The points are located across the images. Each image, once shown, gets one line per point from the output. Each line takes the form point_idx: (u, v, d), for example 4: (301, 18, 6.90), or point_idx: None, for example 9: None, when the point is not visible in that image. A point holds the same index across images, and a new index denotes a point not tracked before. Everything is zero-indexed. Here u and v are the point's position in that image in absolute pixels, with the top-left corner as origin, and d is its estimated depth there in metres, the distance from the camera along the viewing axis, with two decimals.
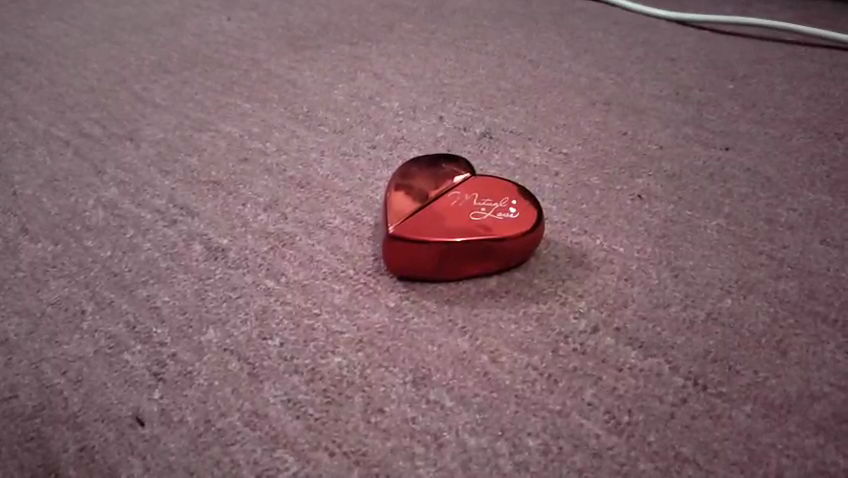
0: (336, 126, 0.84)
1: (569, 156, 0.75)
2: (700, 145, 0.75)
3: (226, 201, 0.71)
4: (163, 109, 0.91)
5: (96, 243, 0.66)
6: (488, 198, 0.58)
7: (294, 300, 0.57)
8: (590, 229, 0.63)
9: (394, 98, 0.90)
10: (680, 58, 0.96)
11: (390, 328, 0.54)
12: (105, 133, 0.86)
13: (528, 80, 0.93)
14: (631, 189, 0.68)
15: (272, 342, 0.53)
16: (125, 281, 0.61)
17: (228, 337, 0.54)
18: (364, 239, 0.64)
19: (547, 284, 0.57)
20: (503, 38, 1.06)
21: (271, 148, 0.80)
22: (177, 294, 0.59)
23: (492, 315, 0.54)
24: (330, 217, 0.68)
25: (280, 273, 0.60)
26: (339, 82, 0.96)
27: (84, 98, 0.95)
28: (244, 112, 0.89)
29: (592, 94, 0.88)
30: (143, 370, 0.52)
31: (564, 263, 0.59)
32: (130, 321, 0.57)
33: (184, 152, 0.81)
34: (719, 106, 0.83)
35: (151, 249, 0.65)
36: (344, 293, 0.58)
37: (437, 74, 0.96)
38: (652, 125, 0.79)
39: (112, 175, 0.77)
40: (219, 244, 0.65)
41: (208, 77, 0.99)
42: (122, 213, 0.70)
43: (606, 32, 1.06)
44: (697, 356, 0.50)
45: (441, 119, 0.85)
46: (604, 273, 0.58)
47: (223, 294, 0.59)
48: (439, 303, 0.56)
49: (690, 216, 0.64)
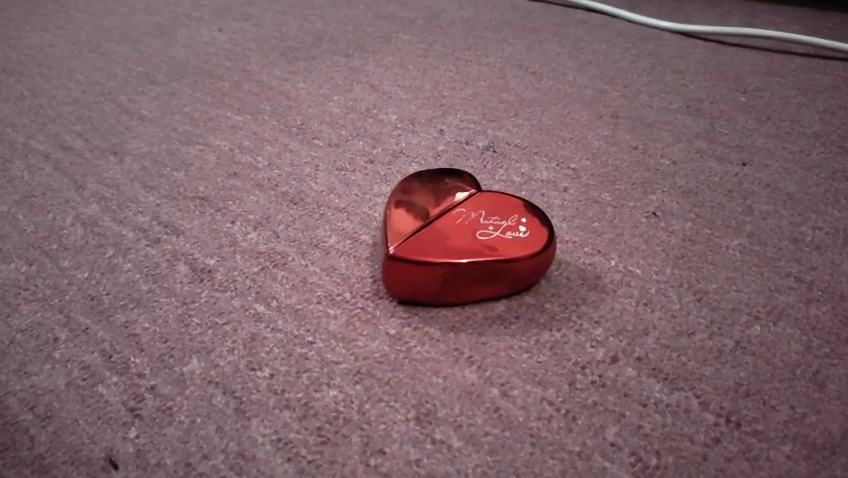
0: (332, 140, 0.80)
1: (577, 171, 0.71)
2: (715, 159, 0.71)
3: (213, 218, 0.67)
4: (150, 121, 0.87)
5: (73, 263, 0.62)
6: (495, 215, 0.54)
7: (286, 326, 0.53)
8: (603, 248, 0.59)
9: (391, 110, 0.86)
10: (688, 70, 0.93)
11: (391, 358, 0.49)
12: (87, 146, 0.82)
13: (531, 92, 0.89)
14: (645, 205, 0.64)
15: (261, 374, 0.49)
16: (103, 305, 0.56)
17: (213, 368, 0.50)
18: (361, 259, 0.60)
19: (560, 308, 0.52)
20: (504, 49, 1.02)
21: (262, 162, 0.76)
22: (158, 320, 0.54)
23: (501, 343, 0.50)
24: (325, 235, 0.63)
25: (271, 297, 0.56)
26: (334, 94, 0.92)
27: (67, 110, 0.90)
28: (234, 124, 0.85)
29: (598, 107, 0.84)
30: (119, 405, 0.47)
31: (578, 285, 0.55)
32: (106, 349, 0.52)
33: (169, 167, 0.76)
34: (732, 119, 0.80)
35: (132, 271, 0.60)
36: (340, 318, 0.53)
37: (437, 86, 0.93)
38: (663, 139, 0.76)
39: (93, 190, 0.72)
40: (205, 264, 0.60)
41: (197, 88, 0.95)
42: (102, 231, 0.66)
43: (610, 43, 1.02)
44: (728, 390, 0.46)
45: (441, 131, 0.81)
46: (621, 296, 0.53)
47: (209, 320, 0.54)
48: (444, 330, 0.51)
49: (710, 235, 0.60)
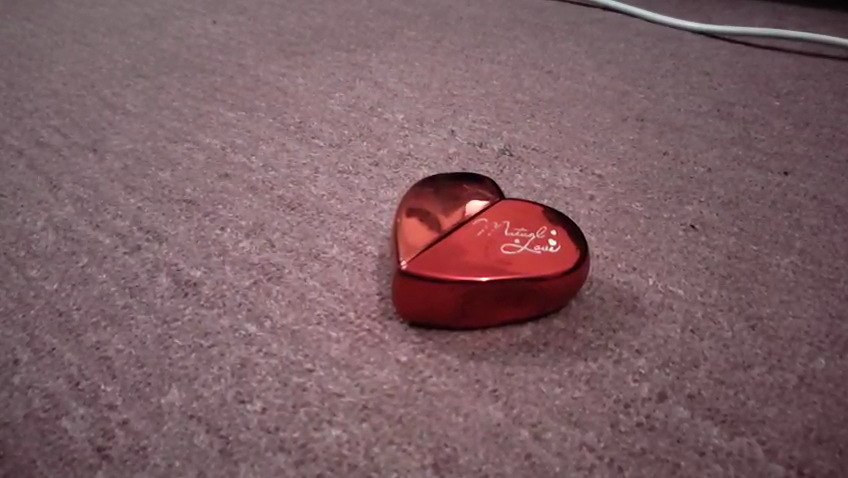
0: (333, 140, 0.74)
1: (603, 177, 0.64)
2: (754, 168, 0.65)
3: (201, 223, 0.60)
4: (135, 116, 0.80)
5: (41, 272, 0.55)
6: (521, 227, 0.48)
7: (281, 351, 0.46)
8: (639, 265, 0.52)
9: (397, 110, 0.80)
10: (715, 72, 0.87)
11: (403, 390, 0.43)
12: (65, 142, 0.75)
13: (547, 92, 0.83)
14: (681, 217, 0.58)
15: (252, 408, 0.42)
16: (71, 322, 0.50)
17: (195, 400, 0.43)
18: (367, 273, 0.53)
19: (596, 334, 0.46)
20: (516, 48, 0.96)
21: (256, 162, 0.70)
22: (134, 341, 0.48)
23: (530, 375, 0.43)
24: (325, 244, 0.57)
25: (264, 315, 0.49)
26: (335, 91, 0.85)
27: (46, 103, 0.83)
28: (227, 122, 0.78)
29: (622, 109, 0.78)
30: (84, 444, 0.41)
31: (614, 307, 0.48)
32: (72, 375, 0.45)
33: (154, 166, 0.69)
34: (767, 124, 0.74)
35: (107, 283, 0.53)
36: (344, 342, 0.46)
37: (446, 84, 0.86)
38: (695, 144, 0.70)
39: (69, 191, 0.66)
40: (190, 277, 0.53)
41: (188, 83, 0.88)
42: (76, 237, 0.59)
43: (629, 43, 0.96)
44: (796, 436, 0.39)
45: (452, 133, 0.74)
46: (663, 322, 0.47)
47: (192, 342, 0.47)
48: (463, 359, 0.45)
49: (757, 252, 0.54)
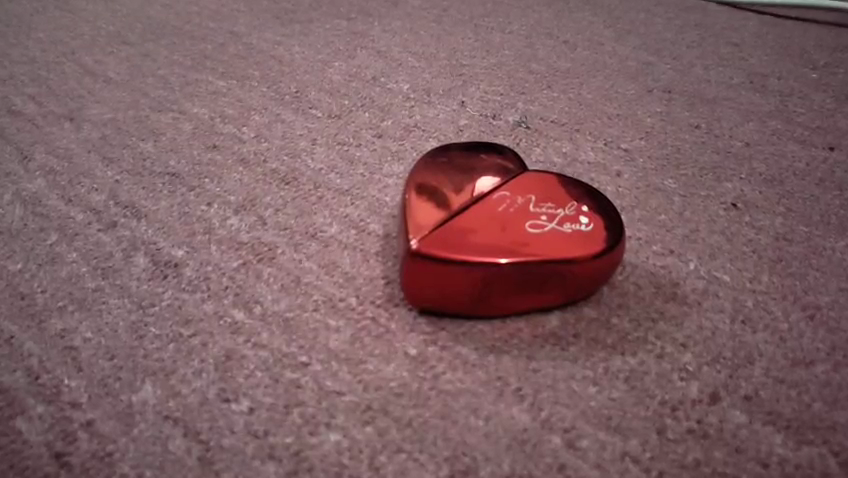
0: (332, 110, 0.67)
1: (631, 151, 0.58)
2: (795, 143, 0.60)
3: (185, 198, 0.54)
4: (117, 84, 0.74)
5: (5, 251, 0.49)
6: (549, 202, 0.42)
7: (272, 341, 0.40)
8: (677, 248, 0.46)
9: (402, 80, 0.74)
10: (744, 43, 0.80)
11: (413, 388, 0.37)
12: (40, 110, 0.68)
13: (564, 63, 0.76)
14: (721, 195, 0.52)
15: (238, 408, 0.36)
16: (34, 307, 0.44)
17: (172, 399, 0.37)
18: (370, 253, 0.47)
19: (633, 325, 0.40)
20: (529, 17, 0.89)
21: (248, 134, 0.63)
22: (105, 330, 0.42)
23: (560, 372, 0.38)
24: (323, 222, 0.51)
25: (253, 301, 0.43)
26: (335, 60, 0.79)
27: (21, 70, 0.77)
28: (217, 91, 0.72)
29: (646, 80, 0.72)
30: (40, 449, 0.35)
31: (652, 294, 0.42)
32: (32, 367, 0.39)
33: (136, 136, 0.63)
34: (806, 97, 0.67)
35: (77, 263, 0.47)
36: (344, 332, 0.41)
37: (454, 54, 0.80)
38: (729, 118, 0.64)
39: (40, 162, 0.59)
40: (170, 257, 0.47)
41: (175, 51, 0.82)
42: (45, 212, 0.53)
43: (650, 13, 0.89)
44: None
45: (462, 104, 0.68)
46: (709, 312, 0.41)
47: (171, 331, 0.41)
48: (481, 352, 0.39)
49: (808, 233, 0.48)
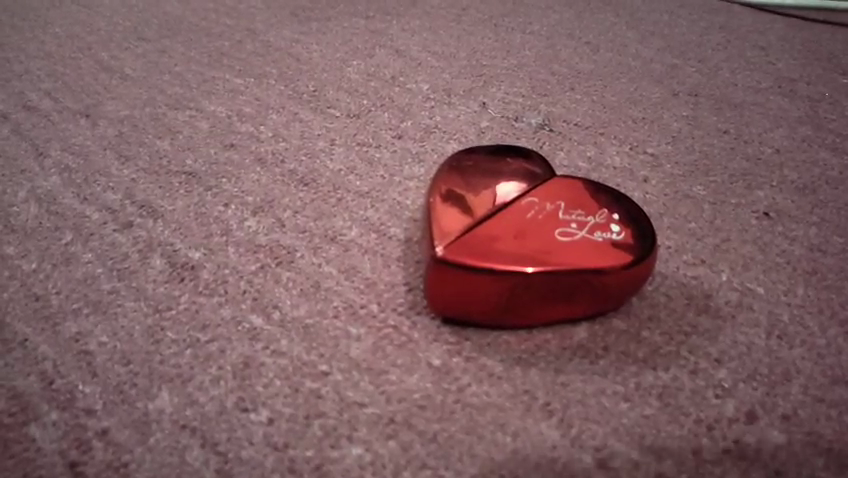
0: (350, 110, 0.66)
1: (657, 157, 0.57)
2: (827, 150, 0.58)
3: (202, 198, 0.53)
4: (133, 81, 0.73)
5: (19, 250, 0.48)
6: (578, 209, 0.41)
7: (291, 349, 0.39)
8: (708, 257, 0.45)
9: (422, 80, 0.72)
10: (771, 47, 0.78)
11: (437, 401, 0.36)
12: (55, 106, 0.68)
13: (587, 65, 0.75)
14: (752, 203, 0.51)
15: (257, 418, 0.35)
16: (48, 309, 0.43)
17: (189, 407, 0.36)
18: (391, 258, 0.46)
19: (665, 338, 0.39)
20: (549, 17, 0.87)
21: (265, 133, 0.62)
22: (120, 333, 0.41)
23: (590, 387, 0.36)
24: (342, 225, 0.50)
25: (272, 306, 0.42)
26: (353, 59, 0.78)
27: (37, 65, 0.76)
28: (234, 89, 0.71)
29: (671, 83, 0.70)
30: (54, 457, 0.34)
31: (683, 306, 0.41)
32: (46, 372, 0.38)
33: (152, 134, 0.62)
34: (837, 102, 0.66)
35: (93, 264, 0.46)
36: (365, 341, 0.39)
37: (474, 54, 0.78)
38: (758, 123, 0.62)
39: (55, 159, 0.59)
40: (187, 259, 0.46)
41: (192, 47, 0.81)
42: (60, 211, 0.52)
43: (673, 15, 0.88)
44: None
45: (483, 106, 0.67)
46: (744, 326, 0.40)
47: (188, 336, 0.40)
48: (507, 364, 0.38)
49: (844, 244, 0.47)
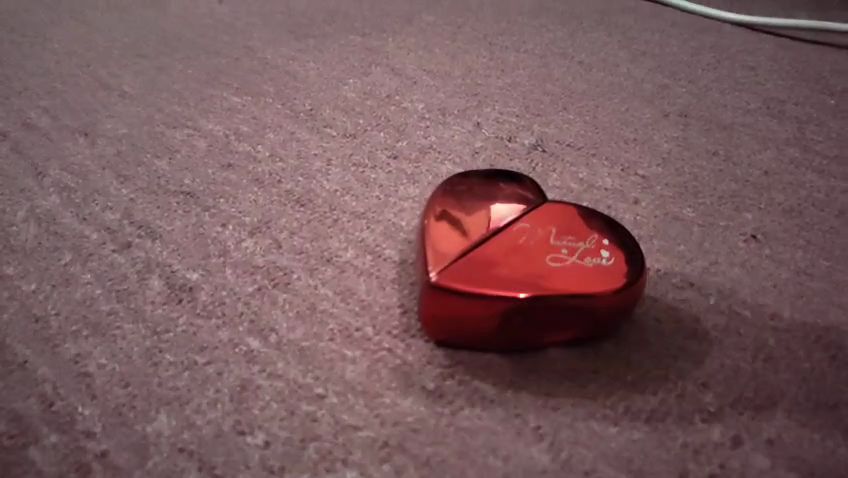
0: (346, 130, 0.67)
1: (648, 178, 0.58)
2: (814, 172, 0.59)
3: (199, 219, 0.54)
4: (132, 99, 0.74)
5: (19, 271, 0.49)
6: (569, 235, 0.42)
7: (287, 371, 0.40)
8: (697, 280, 0.46)
9: (417, 99, 0.73)
10: (760, 67, 0.80)
11: (430, 424, 0.37)
12: (55, 124, 0.68)
13: (580, 84, 0.76)
14: (740, 226, 0.52)
15: (253, 441, 0.36)
16: (48, 330, 0.43)
17: (187, 430, 0.37)
18: (386, 280, 0.47)
19: (654, 362, 0.40)
20: (543, 36, 0.89)
21: (262, 152, 0.63)
22: (119, 355, 0.41)
23: (580, 411, 0.37)
24: (338, 246, 0.50)
25: (269, 329, 0.43)
26: (349, 77, 0.79)
27: (37, 83, 0.77)
28: (231, 107, 0.72)
29: (662, 104, 0.71)
30: None
31: (672, 330, 0.42)
32: (46, 394, 0.39)
33: (151, 153, 0.63)
34: (824, 124, 0.67)
35: (92, 284, 0.47)
36: (360, 363, 0.40)
37: (469, 73, 0.79)
38: (747, 144, 0.63)
39: (55, 178, 0.59)
40: (184, 280, 0.47)
41: (190, 65, 0.82)
42: (59, 231, 0.53)
43: (665, 34, 0.89)
44: None
45: (477, 125, 0.68)
46: (731, 350, 0.41)
47: (186, 358, 0.41)
48: (500, 388, 0.38)
49: (829, 267, 0.48)
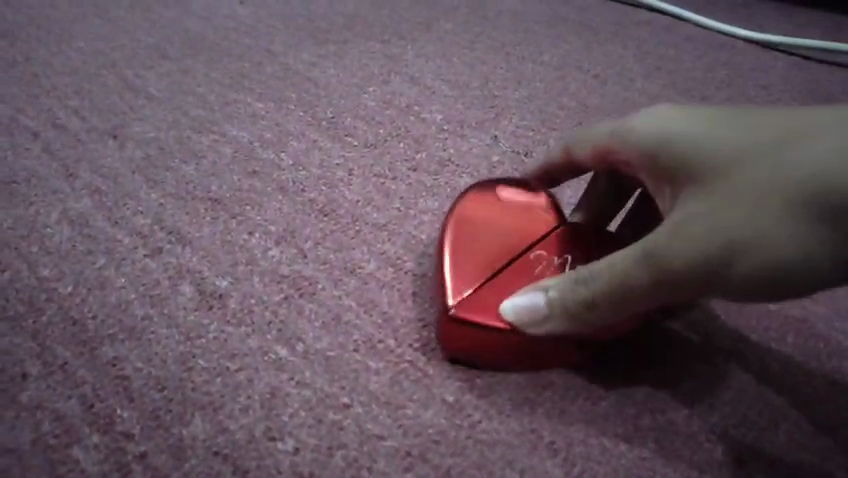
0: (367, 140, 0.69)
1: None
2: None
3: (227, 226, 0.56)
4: (158, 101, 0.75)
5: (55, 272, 0.50)
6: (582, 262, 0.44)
7: (315, 380, 0.42)
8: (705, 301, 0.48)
9: (435, 109, 0.75)
10: (771, 87, 0.83)
11: (450, 436, 0.40)
12: (84, 125, 0.70)
13: (594, 99, 0.79)
14: None
15: (284, 447, 0.39)
16: (85, 332, 0.45)
17: (221, 434, 0.40)
18: (406, 293, 0.49)
19: (661, 381, 0.42)
20: (559, 47, 0.90)
21: (286, 160, 0.65)
22: (154, 360, 0.44)
23: (590, 428, 0.40)
24: (361, 257, 0.53)
25: (295, 339, 0.45)
26: (369, 85, 0.80)
27: (64, 80, 0.78)
28: (255, 113, 0.73)
29: None
30: None
31: (680, 350, 0.44)
32: (86, 395, 0.41)
33: (178, 158, 0.65)
34: None
35: (126, 289, 0.49)
36: (383, 375, 0.43)
37: (486, 84, 0.81)
38: None
39: (86, 180, 0.61)
40: (214, 287, 0.49)
41: (213, 67, 0.83)
42: (92, 234, 0.55)
43: (678, 49, 0.90)
44: None
45: (494, 139, 0.70)
46: (734, 372, 0.43)
47: (218, 364, 0.43)
48: (516, 403, 0.41)
49: None
